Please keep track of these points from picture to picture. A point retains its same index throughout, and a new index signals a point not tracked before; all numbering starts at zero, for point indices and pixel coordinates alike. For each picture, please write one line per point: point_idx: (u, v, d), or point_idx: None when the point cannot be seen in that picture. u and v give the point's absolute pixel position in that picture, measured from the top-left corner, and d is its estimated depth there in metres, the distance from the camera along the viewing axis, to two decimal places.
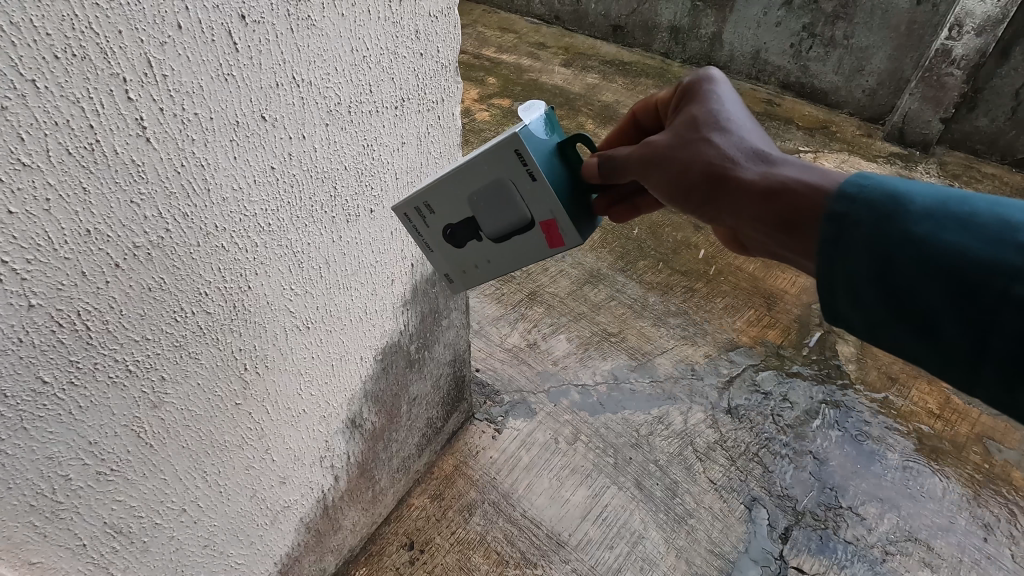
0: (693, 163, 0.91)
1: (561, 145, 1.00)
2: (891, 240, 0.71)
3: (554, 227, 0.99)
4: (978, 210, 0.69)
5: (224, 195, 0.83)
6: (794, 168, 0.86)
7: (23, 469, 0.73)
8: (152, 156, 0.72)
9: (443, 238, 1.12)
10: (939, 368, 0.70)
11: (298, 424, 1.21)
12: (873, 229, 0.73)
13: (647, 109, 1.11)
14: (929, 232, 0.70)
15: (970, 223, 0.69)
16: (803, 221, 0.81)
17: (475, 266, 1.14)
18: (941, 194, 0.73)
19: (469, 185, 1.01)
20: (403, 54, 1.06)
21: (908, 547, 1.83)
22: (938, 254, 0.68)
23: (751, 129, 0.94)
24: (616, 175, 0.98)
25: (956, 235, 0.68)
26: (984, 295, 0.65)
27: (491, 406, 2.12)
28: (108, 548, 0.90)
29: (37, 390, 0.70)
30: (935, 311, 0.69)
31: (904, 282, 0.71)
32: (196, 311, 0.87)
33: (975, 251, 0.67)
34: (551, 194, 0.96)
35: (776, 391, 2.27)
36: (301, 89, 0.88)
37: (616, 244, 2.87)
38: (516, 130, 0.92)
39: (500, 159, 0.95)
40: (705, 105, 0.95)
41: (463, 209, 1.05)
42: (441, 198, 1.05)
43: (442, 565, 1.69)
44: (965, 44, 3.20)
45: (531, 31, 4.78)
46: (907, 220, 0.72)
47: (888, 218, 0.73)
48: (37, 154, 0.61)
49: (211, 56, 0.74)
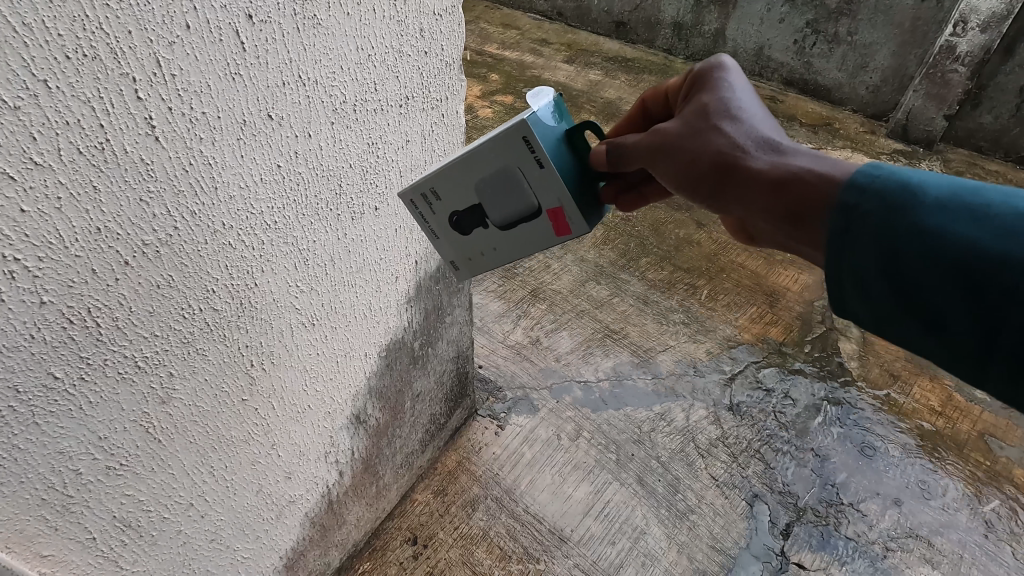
0: (704, 153, 0.92)
1: (569, 133, 0.99)
2: (900, 233, 0.72)
3: (561, 215, 1.00)
4: (990, 203, 0.70)
5: (232, 193, 0.84)
6: (804, 158, 0.87)
7: (35, 464, 0.74)
8: (161, 155, 0.72)
9: (448, 226, 1.12)
10: (946, 363, 0.71)
11: (303, 419, 1.22)
12: (882, 222, 0.74)
13: (656, 96, 1.11)
14: (938, 226, 0.70)
15: (981, 216, 0.69)
16: (812, 212, 0.82)
17: (481, 255, 1.14)
18: (952, 186, 0.74)
19: (476, 172, 1.01)
20: (408, 52, 1.06)
21: (909, 543, 1.84)
22: (947, 248, 0.69)
23: (762, 118, 0.94)
24: (624, 163, 0.98)
25: (965, 229, 0.69)
26: (991, 290, 0.65)
27: (493, 403, 2.13)
28: (117, 541, 0.91)
29: (48, 385, 0.71)
30: (942, 306, 0.69)
31: (912, 275, 0.71)
32: (204, 308, 0.88)
33: (985, 245, 0.67)
34: (560, 182, 0.96)
35: (778, 387, 2.28)
36: (307, 88, 0.89)
37: (619, 241, 2.87)
38: (526, 116, 0.92)
39: (509, 145, 0.96)
40: (717, 93, 0.95)
41: (469, 196, 1.06)
42: (448, 185, 1.06)
43: (446, 559, 1.70)
44: (969, 41, 3.18)
45: (534, 28, 4.77)
46: (918, 213, 0.72)
47: (898, 211, 0.73)
48: (49, 154, 0.62)
49: (219, 56, 0.74)
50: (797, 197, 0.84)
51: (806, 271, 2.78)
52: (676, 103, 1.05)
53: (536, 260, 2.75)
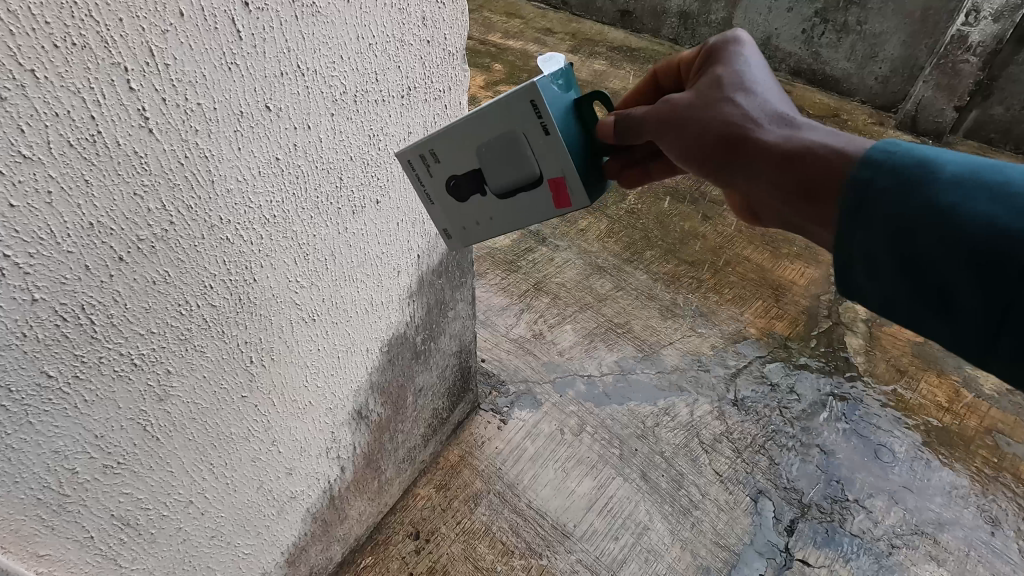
0: (713, 125, 0.89)
1: (578, 100, 0.97)
2: (913, 209, 0.69)
3: (563, 185, 0.97)
4: (1009, 178, 0.67)
5: (229, 186, 0.82)
6: (818, 132, 0.84)
7: (30, 463, 0.72)
8: (155, 147, 0.70)
9: (445, 189, 1.08)
10: (953, 343, 0.69)
11: (304, 416, 1.20)
12: (895, 197, 0.71)
13: (668, 71, 1.09)
14: (955, 203, 0.67)
15: (1000, 191, 0.66)
16: (823, 185, 0.79)
17: (477, 224, 1.11)
18: (969, 162, 0.71)
19: (479, 136, 0.97)
20: (409, 42, 1.03)
21: (915, 540, 1.82)
22: (962, 225, 0.66)
23: (775, 94, 0.92)
24: (630, 134, 0.96)
25: (983, 207, 0.66)
26: (1006, 269, 0.63)
27: (496, 397, 2.12)
28: (116, 539, 0.90)
29: (42, 384, 0.70)
30: (953, 285, 0.67)
31: (923, 253, 0.68)
32: (202, 304, 0.86)
33: (1002, 221, 0.64)
34: (564, 150, 0.93)
35: (784, 382, 2.26)
36: (305, 78, 0.86)
37: (623, 234, 2.84)
38: (534, 79, 0.88)
39: (515, 109, 0.92)
40: (730, 66, 0.93)
41: (469, 161, 1.01)
42: (448, 146, 1.01)
43: (448, 554, 1.69)
44: (982, 30, 3.12)
45: (538, 16, 4.70)
46: (933, 189, 0.69)
47: (912, 187, 0.70)
48: (38, 147, 0.60)
49: (215, 45, 0.72)
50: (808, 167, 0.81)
51: (812, 265, 2.75)
52: (688, 76, 1.03)
53: (539, 253, 2.73)
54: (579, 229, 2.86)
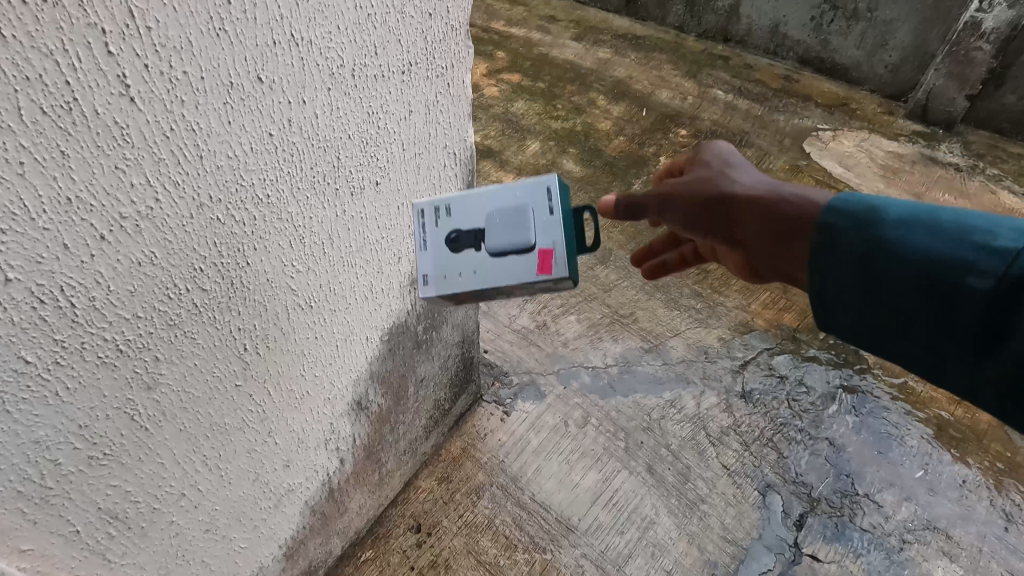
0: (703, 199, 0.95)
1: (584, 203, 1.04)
2: (873, 252, 0.76)
3: (551, 255, 0.96)
4: (949, 219, 0.73)
5: (219, 163, 0.77)
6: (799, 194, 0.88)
7: (8, 454, 0.68)
8: (138, 118, 0.65)
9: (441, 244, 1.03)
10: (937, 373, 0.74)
11: (301, 406, 1.16)
12: (856, 241, 0.77)
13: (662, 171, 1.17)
14: (907, 246, 0.74)
15: (944, 231, 0.73)
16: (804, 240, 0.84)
17: (459, 276, 1.01)
18: (914, 207, 0.77)
19: (495, 195, 1.00)
20: (410, 14, 0.98)
21: (927, 536, 1.79)
22: (916, 267, 0.72)
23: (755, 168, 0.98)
24: (631, 211, 1.03)
25: (932, 247, 0.72)
26: (963, 302, 0.69)
27: (499, 388, 2.08)
28: (103, 533, 0.87)
29: (19, 370, 0.65)
30: (921, 322, 0.73)
31: (892, 296, 0.75)
32: (192, 288, 0.81)
33: (952, 259, 0.70)
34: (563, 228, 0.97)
35: (793, 374, 2.21)
36: (300, 48, 0.81)
37: (629, 223, 2.79)
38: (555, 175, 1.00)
39: (529, 190, 0.99)
40: (708, 146, 1.04)
41: (477, 220, 1.01)
42: (451, 211, 1.03)
43: (450, 548, 1.66)
44: (996, 16, 3.05)
45: (541, 3, 4.62)
46: (886, 235, 0.75)
47: (870, 235, 0.76)
48: (7, 113, 0.55)
49: (201, 8, 0.67)
50: (786, 217, 0.86)
51: None
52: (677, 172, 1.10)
53: None
54: (583, 219, 2.80)
